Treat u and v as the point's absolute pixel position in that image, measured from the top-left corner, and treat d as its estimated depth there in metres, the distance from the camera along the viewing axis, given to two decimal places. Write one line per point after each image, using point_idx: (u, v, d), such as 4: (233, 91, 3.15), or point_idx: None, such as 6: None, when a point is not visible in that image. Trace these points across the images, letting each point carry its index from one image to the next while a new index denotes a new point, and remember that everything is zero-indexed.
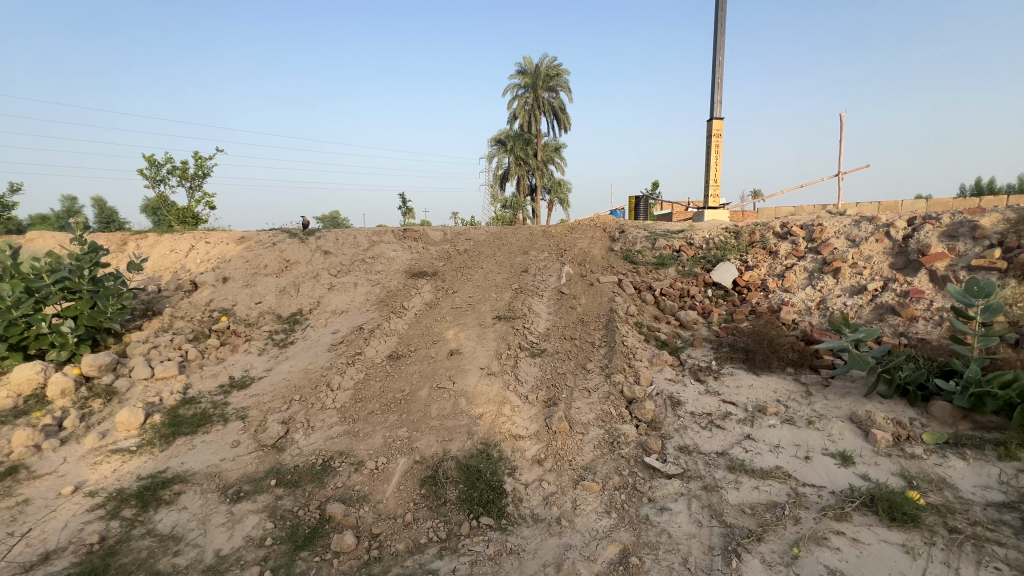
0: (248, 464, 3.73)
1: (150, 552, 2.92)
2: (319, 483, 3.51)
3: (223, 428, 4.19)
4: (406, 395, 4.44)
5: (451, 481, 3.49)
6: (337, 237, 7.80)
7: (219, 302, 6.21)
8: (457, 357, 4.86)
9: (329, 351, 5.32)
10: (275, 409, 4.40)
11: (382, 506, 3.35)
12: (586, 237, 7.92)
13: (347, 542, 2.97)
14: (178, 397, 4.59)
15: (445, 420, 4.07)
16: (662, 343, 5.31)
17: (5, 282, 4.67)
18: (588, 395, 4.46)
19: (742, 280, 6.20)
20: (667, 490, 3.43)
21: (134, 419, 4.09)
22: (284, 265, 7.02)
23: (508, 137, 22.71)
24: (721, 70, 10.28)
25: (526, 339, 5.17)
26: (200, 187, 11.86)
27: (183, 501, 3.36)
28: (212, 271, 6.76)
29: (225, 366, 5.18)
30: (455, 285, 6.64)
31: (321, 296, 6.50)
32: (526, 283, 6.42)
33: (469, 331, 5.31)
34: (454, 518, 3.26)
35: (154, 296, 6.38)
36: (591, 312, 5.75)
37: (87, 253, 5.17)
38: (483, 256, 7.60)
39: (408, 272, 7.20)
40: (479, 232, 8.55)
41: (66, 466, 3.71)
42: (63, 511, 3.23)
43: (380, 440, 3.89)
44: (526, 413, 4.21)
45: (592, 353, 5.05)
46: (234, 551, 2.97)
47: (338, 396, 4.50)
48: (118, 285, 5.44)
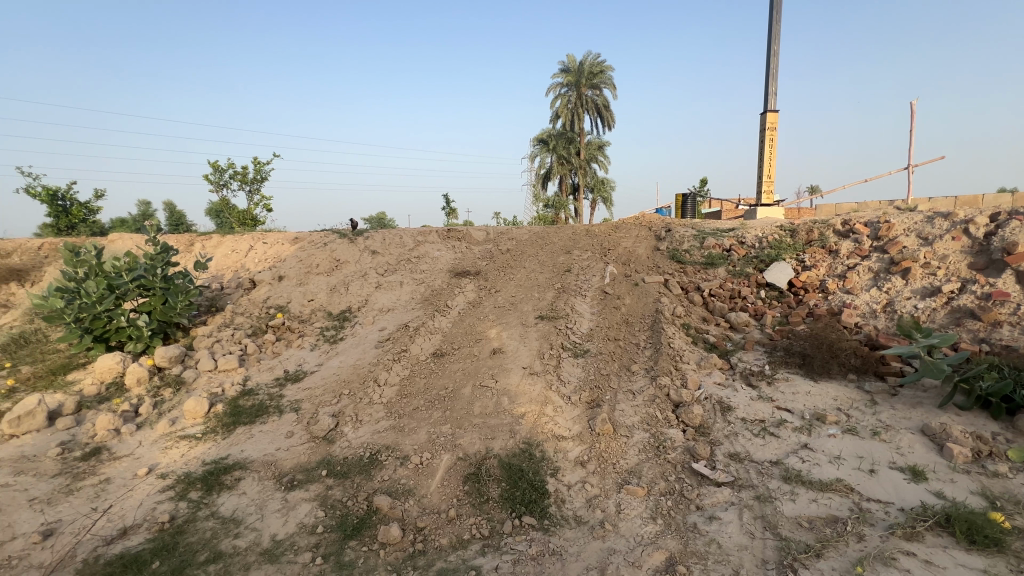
0: (301, 455, 3.90)
1: (214, 533, 3.12)
2: (366, 475, 3.63)
3: (278, 419, 4.41)
4: (449, 392, 4.51)
5: (494, 479, 3.52)
6: (384, 238, 8.03)
7: (276, 300, 6.56)
8: (500, 356, 4.89)
9: (377, 348, 5.49)
10: (327, 402, 4.59)
11: (426, 501, 3.41)
12: (630, 236, 7.76)
13: (393, 534, 3.04)
14: (238, 388, 4.88)
15: (488, 418, 4.10)
16: (711, 345, 5.12)
17: (90, 281, 5.13)
18: (633, 397, 4.36)
19: (798, 281, 5.88)
20: (715, 498, 3.31)
21: (200, 407, 4.39)
22: (335, 264, 7.31)
23: (551, 136, 22.64)
24: (775, 60, 9.80)
25: (569, 339, 5.12)
26: (259, 190, 12.57)
27: (243, 487, 3.56)
28: (269, 270, 7.16)
29: (281, 360, 5.45)
30: (498, 284, 6.68)
31: (368, 294, 6.72)
32: (569, 283, 6.37)
33: (511, 330, 5.33)
34: (497, 516, 3.27)
35: (217, 293, 6.81)
36: (635, 312, 5.63)
37: (160, 253, 5.59)
38: (526, 255, 7.60)
39: (451, 271, 7.32)
40: (522, 231, 8.56)
41: (141, 449, 4.03)
42: (138, 490, 3.51)
43: (425, 436, 3.97)
44: (569, 414, 4.18)
45: (637, 354, 4.95)
46: (288, 536, 3.11)
47: (385, 392, 4.63)
48: (187, 283, 5.86)
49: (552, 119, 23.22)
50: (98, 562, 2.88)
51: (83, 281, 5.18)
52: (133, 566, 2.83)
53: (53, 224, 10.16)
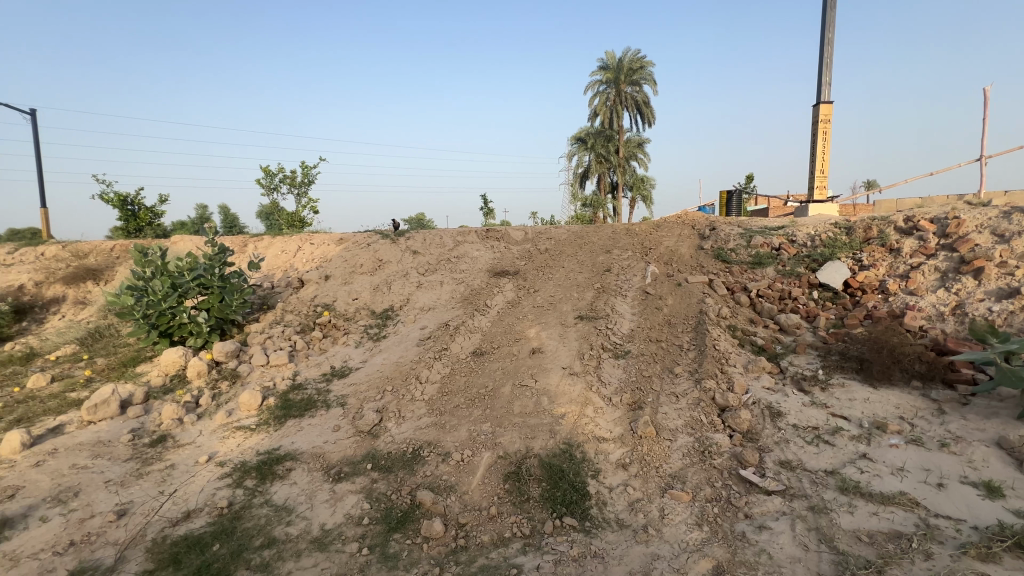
0: (347, 448, 4.04)
1: (268, 520, 3.28)
2: (409, 470, 3.71)
3: (326, 413, 4.59)
4: (489, 391, 4.55)
5: (534, 478, 3.52)
6: (425, 238, 8.18)
7: (323, 298, 6.83)
8: (539, 355, 4.89)
9: (419, 346, 5.61)
10: (371, 398, 4.73)
11: (467, 497, 3.45)
12: (672, 234, 7.57)
13: (436, 529, 3.10)
14: (289, 382, 5.11)
15: (528, 417, 4.11)
16: (759, 348, 4.91)
17: (156, 279, 5.50)
18: (676, 400, 4.25)
19: (855, 281, 5.57)
20: (765, 507, 3.18)
21: (254, 400, 4.63)
22: (378, 264, 7.52)
23: (589, 134, 22.40)
24: (830, 49, 9.31)
25: (609, 340, 5.06)
26: (306, 193, 13.11)
27: (294, 477, 3.73)
28: (316, 270, 7.45)
29: (328, 357, 5.67)
30: (537, 284, 6.68)
31: (410, 293, 6.87)
32: (609, 283, 6.28)
33: (551, 330, 5.33)
34: (538, 515, 3.27)
35: (269, 292, 7.16)
36: (678, 313, 5.49)
37: (218, 253, 5.93)
38: (565, 255, 7.56)
39: (491, 270, 7.37)
40: (560, 231, 8.52)
41: (202, 437, 4.29)
42: (200, 476, 3.74)
43: (465, 433, 4.02)
44: (610, 415, 4.13)
45: (680, 356, 4.83)
46: (336, 526, 3.23)
47: (427, 389, 4.73)
48: (242, 282, 6.18)
49: (590, 117, 22.98)
50: (165, 542, 3.09)
51: (150, 279, 5.56)
52: (196, 547, 3.01)
53: (124, 227, 11.00)
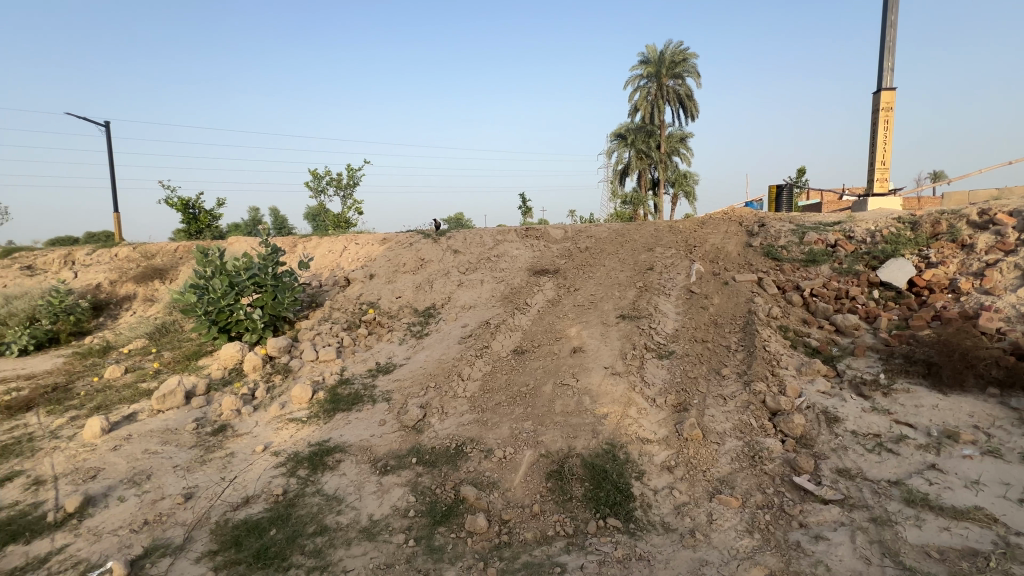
0: (393, 442, 4.16)
1: (320, 508, 3.42)
2: (453, 465, 3.78)
3: (372, 408, 4.74)
4: (530, 389, 4.56)
5: (577, 478, 3.50)
6: (465, 237, 8.28)
7: (368, 297, 7.06)
8: (581, 355, 4.86)
9: (460, 343, 5.70)
10: (415, 394, 4.85)
11: (510, 494, 3.47)
12: (718, 231, 7.32)
13: (480, 524, 3.14)
14: (337, 377, 5.32)
15: (570, 416, 4.10)
16: (813, 350, 4.68)
17: (216, 279, 5.86)
18: (724, 402, 4.12)
19: (921, 280, 5.22)
20: (822, 517, 3.04)
21: (305, 394, 4.85)
22: (420, 263, 7.69)
23: (629, 130, 21.99)
24: (893, 32, 8.72)
25: (652, 339, 4.96)
26: (351, 195, 13.58)
27: (343, 468, 3.88)
28: (361, 270, 7.71)
29: (373, 353, 5.85)
30: (577, 283, 6.63)
31: (451, 292, 6.98)
32: (651, 281, 6.15)
33: (592, 329, 5.28)
34: (581, 515, 3.26)
35: (318, 291, 7.46)
36: (725, 313, 5.31)
37: (271, 254, 6.24)
38: (605, 253, 7.46)
39: (530, 269, 7.38)
40: (601, 229, 8.42)
41: (258, 428, 4.53)
42: (257, 465, 3.95)
43: (507, 431, 4.05)
44: (654, 417, 4.05)
45: (727, 357, 4.67)
46: (383, 517, 3.33)
47: (468, 386, 4.80)
48: (293, 281, 6.48)
49: (630, 112, 22.57)
50: (227, 525, 3.28)
51: (210, 278, 5.92)
52: (255, 531, 3.19)
53: (186, 229, 11.75)
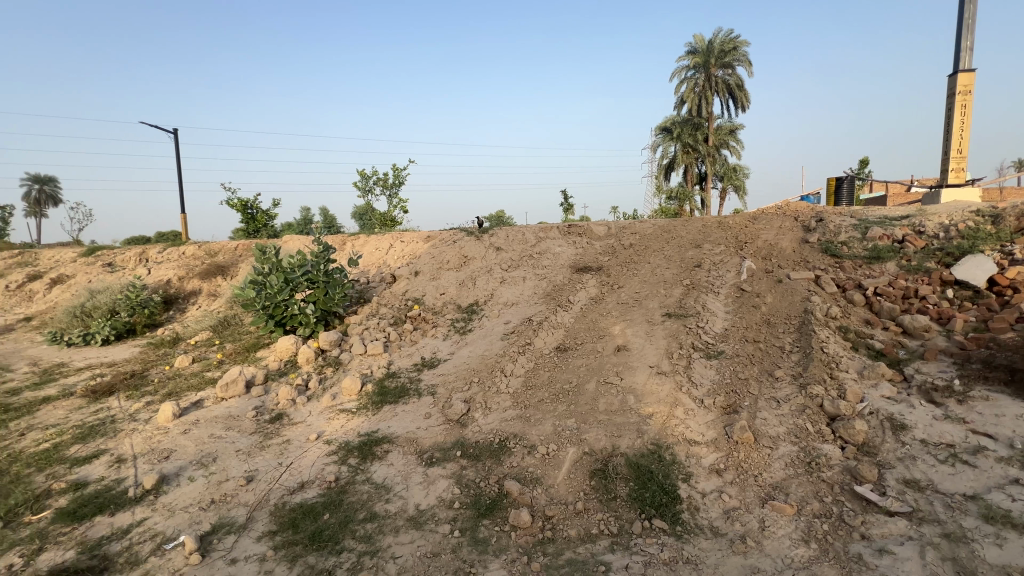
0: (438, 435, 4.25)
1: (370, 496, 3.56)
2: (497, 460, 3.82)
3: (418, 401, 4.87)
4: (573, 387, 4.55)
5: (621, 478, 3.46)
6: (507, 234, 8.33)
7: (413, 293, 7.24)
8: (625, 353, 4.80)
9: (503, 340, 5.74)
10: (459, 389, 4.94)
11: (553, 490, 3.47)
12: (771, 227, 7.00)
13: (524, 519, 3.16)
14: (384, 370, 5.50)
15: (614, 415, 4.05)
16: (877, 353, 4.40)
17: (272, 275, 6.18)
18: (777, 405, 3.95)
19: (1003, 279, 4.80)
20: (886, 529, 2.88)
21: (354, 385, 5.06)
22: (463, 260, 7.80)
23: (675, 123, 21.36)
24: (973, 8, 8.01)
25: (700, 339, 4.81)
26: (397, 194, 13.96)
27: (391, 458, 4.01)
28: (407, 267, 7.94)
29: (418, 348, 6.01)
30: (621, 280, 6.53)
31: (494, 289, 7.04)
32: (699, 279, 5.97)
33: (636, 327, 5.20)
34: (625, 515, 3.22)
35: (366, 287, 7.74)
36: (778, 312, 5.08)
37: (323, 251, 6.52)
38: (650, 250, 7.30)
39: (573, 266, 7.33)
40: (645, 225, 8.25)
41: (312, 417, 4.76)
42: (311, 452, 4.15)
43: (550, 427, 4.06)
44: (702, 418, 3.93)
45: (781, 358, 4.47)
46: (430, 507, 3.41)
47: (511, 382, 4.84)
48: (342, 277, 6.76)
49: (676, 105, 21.92)
50: (285, 507, 3.47)
51: (267, 275, 6.26)
52: (310, 515, 3.36)
53: (245, 228, 12.49)
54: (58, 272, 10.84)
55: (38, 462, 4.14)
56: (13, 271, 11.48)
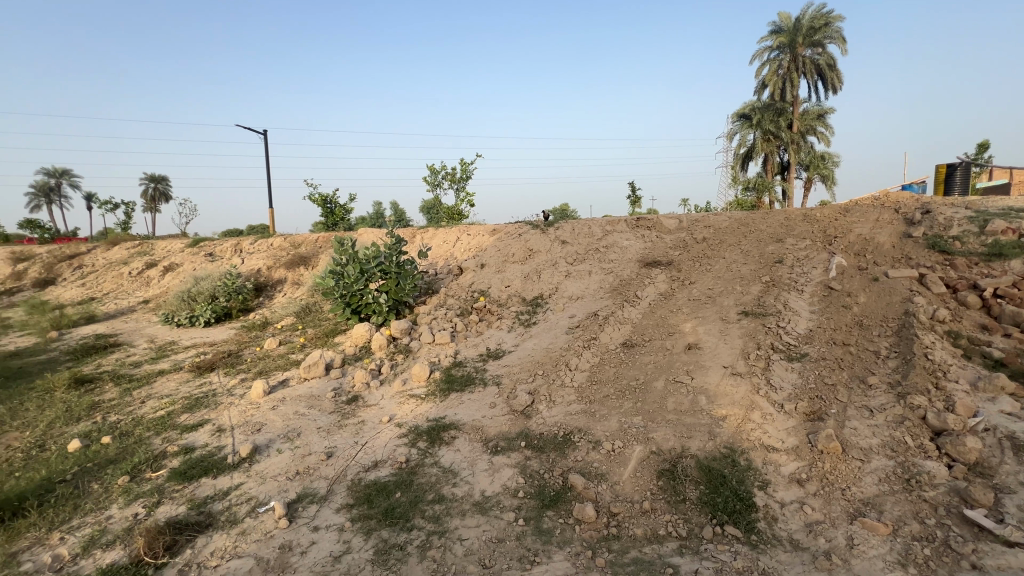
0: (503, 425, 4.33)
1: (438, 479, 3.71)
2: (561, 453, 3.83)
3: (483, 390, 4.99)
4: (640, 384, 4.44)
5: (691, 480, 3.34)
6: (573, 228, 8.25)
7: (479, 285, 7.40)
8: (696, 352, 4.61)
9: (568, 334, 5.71)
10: (523, 380, 4.99)
11: (619, 487, 3.42)
12: (866, 220, 6.37)
13: (589, 513, 3.15)
14: (451, 359, 5.68)
15: (684, 415, 3.91)
16: (995, 362, 3.88)
17: (349, 265, 6.58)
18: (870, 415, 3.61)
19: None
20: (1004, 561, 2.55)
21: (423, 372, 5.27)
22: (529, 254, 7.84)
23: (754, 109, 20.02)
24: None
25: (781, 340, 4.51)
26: (463, 188, 14.26)
27: (457, 444, 4.14)
28: (473, 260, 8.13)
29: (484, 339, 6.14)
30: (692, 275, 6.25)
31: (559, 282, 7.01)
32: (780, 276, 5.58)
33: (709, 325, 4.97)
34: (695, 518, 3.10)
35: (434, 279, 8.01)
36: (873, 314, 4.63)
37: (395, 244, 6.83)
38: (726, 244, 6.92)
39: (641, 261, 7.11)
40: (720, 218, 7.82)
41: (384, 400, 5.03)
42: (384, 433, 4.39)
43: (616, 424, 3.99)
44: (781, 424, 3.69)
45: (876, 364, 4.07)
46: (495, 494, 3.49)
47: (576, 376, 4.81)
48: (413, 269, 7.05)
49: (756, 89, 20.54)
50: (361, 483, 3.71)
51: (345, 265, 6.67)
52: (383, 492, 3.56)
53: (325, 221, 13.37)
54: (170, 260, 12.23)
55: (155, 427, 4.73)
56: (135, 259, 13.10)
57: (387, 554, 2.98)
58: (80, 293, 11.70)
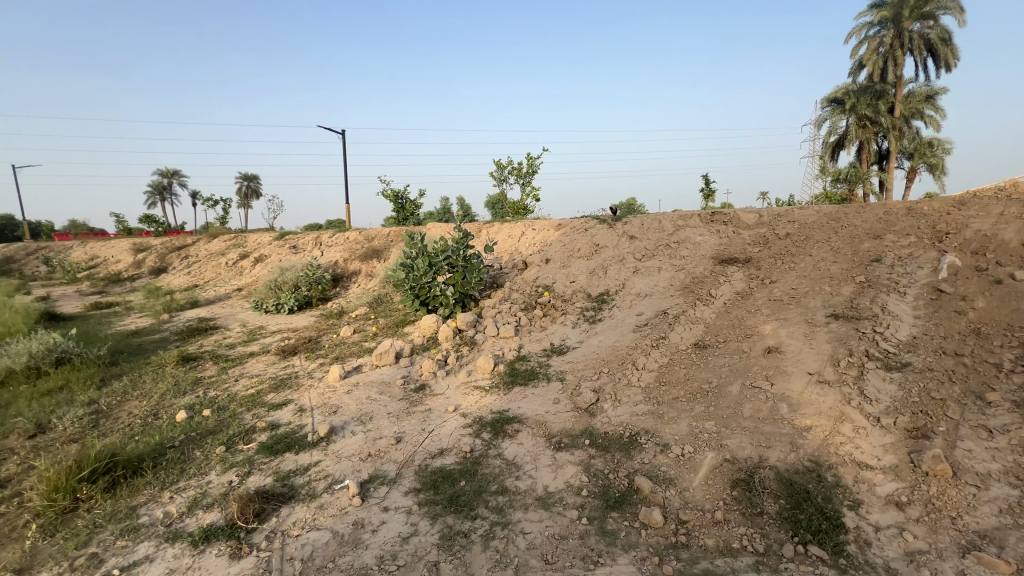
0: (567, 421, 4.29)
1: (501, 471, 3.75)
2: (627, 454, 3.73)
3: (547, 385, 4.98)
4: (713, 387, 4.21)
5: (769, 493, 3.12)
6: (642, 222, 7.98)
7: (544, 280, 7.38)
8: (777, 356, 4.30)
9: (635, 332, 5.54)
10: (588, 377, 4.92)
11: (688, 494, 3.27)
12: (987, 214, 5.59)
13: (656, 518, 3.03)
14: (515, 353, 5.71)
15: (762, 423, 3.67)
16: None
17: (419, 258, 6.83)
18: (988, 436, 3.17)
19: None
20: None
21: (488, 364, 5.36)
22: (595, 249, 7.70)
23: (849, 92, 18.24)
24: None
25: (877, 347, 4.09)
26: (530, 183, 14.29)
27: (521, 437, 4.17)
28: (539, 255, 8.13)
29: (548, 334, 6.11)
30: (773, 274, 5.83)
31: (626, 279, 6.82)
32: (877, 277, 5.05)
33: (792, 328, 4.61)
34: (774, 534, 2.89)
35: (499, 273, 8.11)
36: (994, 321, 4.05)
37: (462, 238, 6.99)
38: (813, 241, 6.38)
39: (715, 258, 6.74)
40: (807, 213, 7.22)
41: (450, 390, 5.17)
42: (450, 422, 4.52)
43: (686, 428, 3.82)
44: (877, 439, 3.34)
45: (996, 378, 3.57)
46: (558, 490, 3.47)
47: (643, 375, 4.66)
48: (479, 263, 7.17)
49: (852, 70, 18.68)
50: (427, 469, 3.84)
51: (415, 258, 6.93)
52: (449, 480, 3.66)
53: (397, 216, 13.96)
54: (260, 252, 13.35)
55: (247, 404, 5.19)
56: (231, 250, 14.44)
57: (452, 540, 3.06)
58: (186, 280, 13.10)
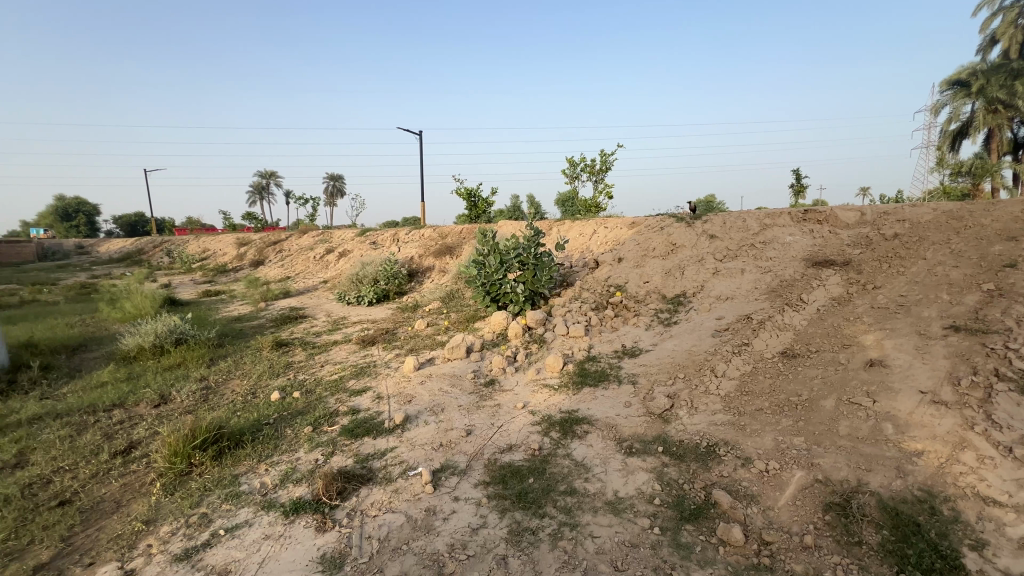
0: (638, 426, 4.16)
1: (569, 471, 3.72)
2: (704, 465, 3.54)
3: (618, 388, 4.86)
4: (803, 401, 3.89)
5: (869, 521, 2.81)
6: (724, 221, 7.54)
7: (615, 280, 7.21)
8: (881, 371, 3.87)
9: (714, 337, 5.25)
10: (662, 382, 4.74)
11: (773, 514, 3.04)
12: None
13: (735, 536, 2.85)
14: (585, 353, 5.63)
15: (862, 444, 3.32)
16: None
17: (491, 256, 6.96)
18: None
19: None
20: None
21: (557, 363, 5.33)
22: (671, 248, 7.40)
23: (977, 72, 15.96)
24: None
25: (1010, 366, 3.54)
26: (602, 180, 14.03)
27: (590, 439, 4.10)
28: (611, 254, 7.96)
29: (619, 335, 5.96)
30: (878, 279, 5.25)
31: (705, 280, 6.48)
32: (1012, 284, 4.37)
33: (900, 341, 4.13)
34: (875, 567, 2.59)
35: (570, 272, 8.04)
36: None
37: (534, 236, 7.02)
38: (927, 242, 5.66)
39: (807, 259, 6.20)
40: (921, 211, 6.42)
41: (519, 387, 5.21)
42: (519, 419, 4.55)
43: (771, 442, 3.56)
44: (1008, 472, 2.89)
45: None
46: (628, 496, 3.37)
47: (723, 383, 4.40)
48: (550, 261, 7.15)
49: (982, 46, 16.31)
50: (496, 464, 3.90)
51: (487, 256, 7.07)
52: (517, 476, 3.69)
53: (469, 214, 14.32)
54: (345, 247, 14.29)
55: (332, 388, 5.59)
56: (319, 245, 15.59)
57: (520, 535, 3.09)
58: (280, 272, 14.35)
